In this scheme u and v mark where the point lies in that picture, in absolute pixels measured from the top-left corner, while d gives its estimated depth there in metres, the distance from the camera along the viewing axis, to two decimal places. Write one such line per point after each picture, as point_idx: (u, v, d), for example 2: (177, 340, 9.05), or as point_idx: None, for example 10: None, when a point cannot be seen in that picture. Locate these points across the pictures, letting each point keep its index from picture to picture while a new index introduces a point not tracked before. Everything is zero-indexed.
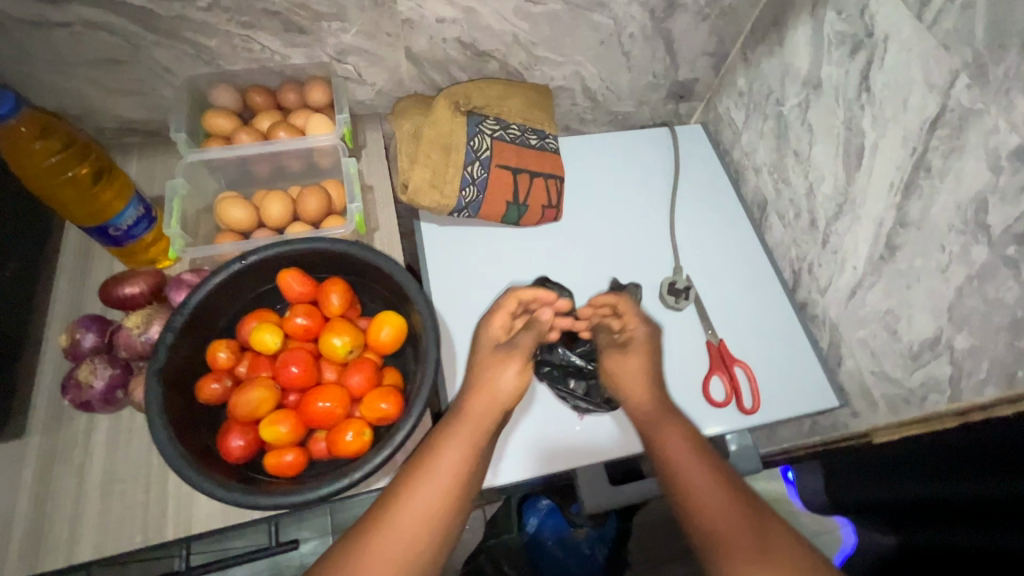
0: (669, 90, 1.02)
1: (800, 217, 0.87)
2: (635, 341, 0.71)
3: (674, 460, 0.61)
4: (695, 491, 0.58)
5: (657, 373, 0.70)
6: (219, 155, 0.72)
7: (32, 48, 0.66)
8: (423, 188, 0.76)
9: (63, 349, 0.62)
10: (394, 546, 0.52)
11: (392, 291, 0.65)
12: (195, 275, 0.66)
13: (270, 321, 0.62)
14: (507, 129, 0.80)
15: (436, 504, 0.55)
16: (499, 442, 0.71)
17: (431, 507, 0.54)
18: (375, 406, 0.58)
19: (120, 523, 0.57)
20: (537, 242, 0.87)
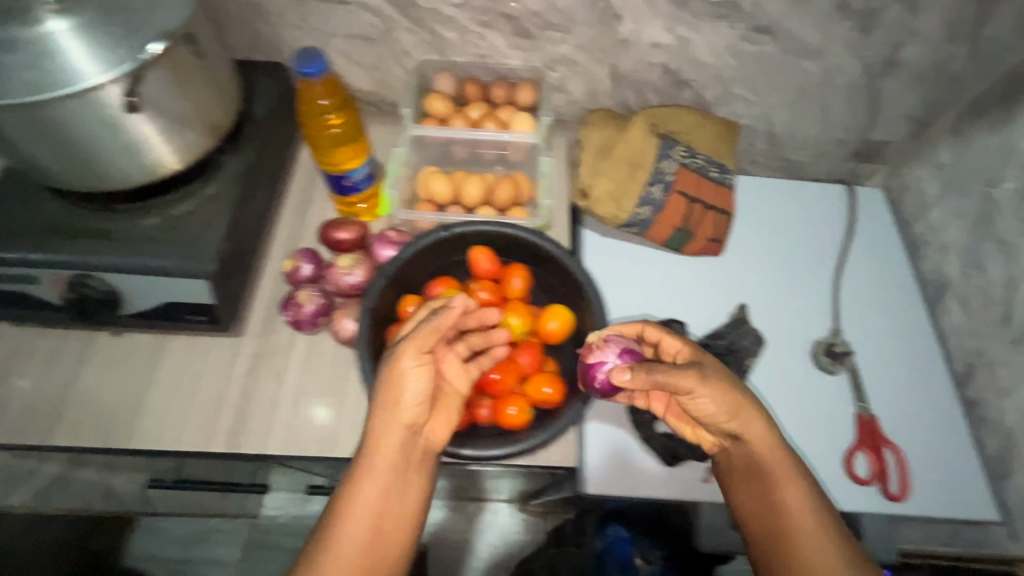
0: (856, 148, 0.98)
1: (990, 308, 0.80)
2: (688, 385, 0.55)
3: (775, 476, 0.57)
4: (795, 539, 0.55)
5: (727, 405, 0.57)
6: (433, 133, 0.80)
7: (309, 16, 0.78)
8: (603, 199, 0.80)
9: (285, 272, 0.72)
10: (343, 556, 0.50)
11: (567, 285, 0.68)
12: (397, 233, 0.74)
13: (455, 288, 0.68)
14: (694, 158, 0.81)
15: (371, 516, 0.52)
16: (591, 451, 0.72)
17: (369, 519, 0.52)
18: (539, 389, 0.61)
19: (303, 429, 0.65)
20: (693, 273, 0.86)
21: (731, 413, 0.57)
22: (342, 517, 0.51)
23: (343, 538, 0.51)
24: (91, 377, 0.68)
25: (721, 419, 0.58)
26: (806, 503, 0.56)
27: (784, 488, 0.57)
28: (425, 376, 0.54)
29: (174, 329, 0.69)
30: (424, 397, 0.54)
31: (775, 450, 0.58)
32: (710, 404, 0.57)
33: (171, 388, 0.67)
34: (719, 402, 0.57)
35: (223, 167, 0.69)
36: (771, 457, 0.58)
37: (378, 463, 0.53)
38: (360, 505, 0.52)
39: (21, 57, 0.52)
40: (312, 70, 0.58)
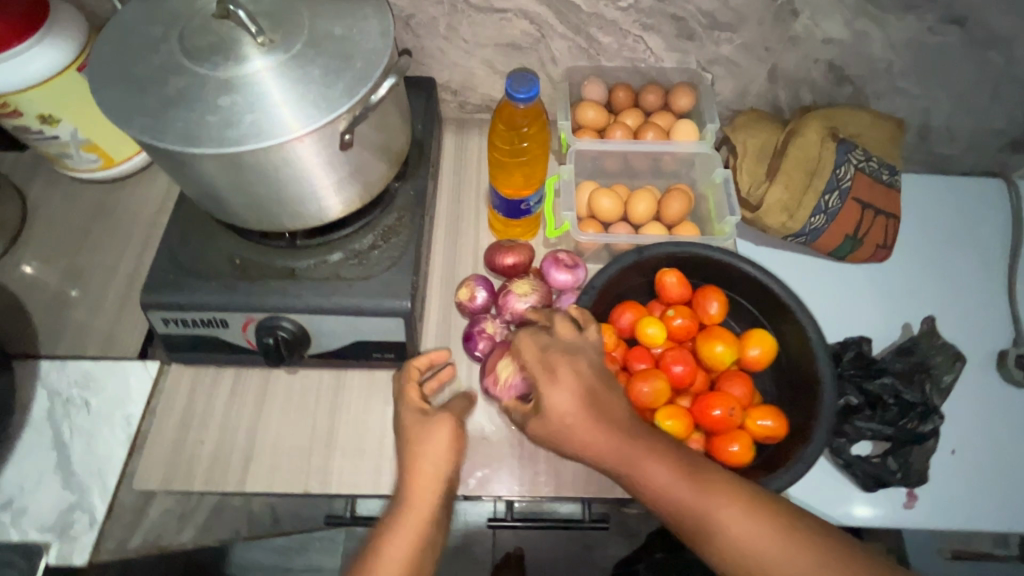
0: (1014, 140, 0.92)
1: None
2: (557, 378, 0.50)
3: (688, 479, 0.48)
4: (727, 529, 0.46)
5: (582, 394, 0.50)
6: (593, 147, 0.75)
7: (460, 27, 0.74)
8: (774, 209, 0.76)
9: (459, 300, 0.69)
10: None
11: (767, 308, 0.64)
12: (568, 255, 0.71)
13: (646, 315, 0.65)
14: (869, 161, 0.77)
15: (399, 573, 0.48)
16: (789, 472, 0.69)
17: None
18: (761, 423, 0.58)
19: (503, 467, 0.62)
20: (862, 282, 0.81)
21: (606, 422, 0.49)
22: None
23: None
24: (277, 419, 0.65)
25: (604, 447, 0.49)
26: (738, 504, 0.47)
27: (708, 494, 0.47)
28: (447, 431, 0.54)
29: (354, 366, 0.67)
30: (451, 450, 0.54)
31: (616, 442, 0.49)
32: (588, 424, 0.49)
33: (357, 427, 0.65)
34: (602, 415, 0.50)
35: (396, 196, 0.66)
36: (619, 462, 0.49)
37: (417, 506, 0.51)
38: (385, 564, 0.49)
39: (244, 97, 0.48)
40: (523, 95, 0.54)
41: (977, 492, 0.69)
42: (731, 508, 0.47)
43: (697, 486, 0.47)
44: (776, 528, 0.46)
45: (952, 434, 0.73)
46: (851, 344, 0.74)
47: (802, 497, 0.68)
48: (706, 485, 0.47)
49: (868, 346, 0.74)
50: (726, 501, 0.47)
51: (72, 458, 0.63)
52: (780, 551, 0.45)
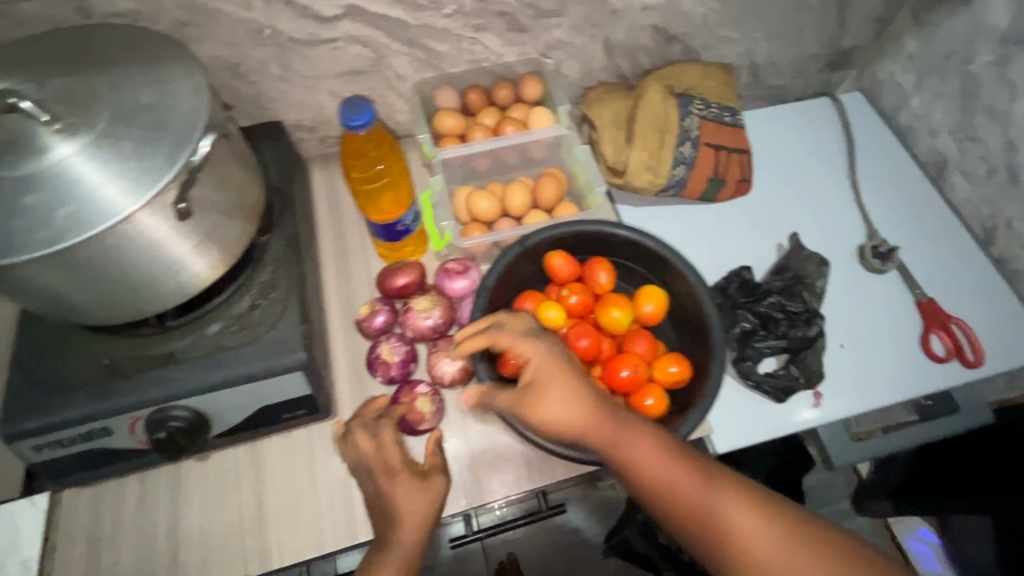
0: (828, 60, 1.03)
1: (995, 173, 0.87)
2: (531, 370, 0.52)
3: (657, 465, 0.48)
4: (716, 527, 0.46)
5: (542, 390, 0.51)
6: (459, 152, 0.77)
7: (294, 65, 0.72)
8: (639, 170, 0.80)
9: (360, 331, 0.68)
10: None
11: (650, 265, 0.68)
12: (458, 263, 0.71)
13: (544, 299, 0.67)
14: (709, 108, 0.83)
15: None
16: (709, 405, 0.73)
17: None
18: (669, 372, 0.61)
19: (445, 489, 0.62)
20: (734, 216, 0.88)
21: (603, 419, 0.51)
22: None
23: None
24: (197, 511, 0.61)
25: (573, 428, 0.51)
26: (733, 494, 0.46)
27: (681, 483, 0.47)
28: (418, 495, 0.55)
29: (266, 434, 0.63)
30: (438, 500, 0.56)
31: (584, 424, 0.50)
32: (559, 418, 0.51)
33: (287, 493, 0.62)
34: (568, 402, 0.51)
35: (267, 250, 0.64)
36: (599, 441, 0.50)
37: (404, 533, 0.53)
38: None
39: (52, 191, 0.45)
40: (358, 121, 0.54)
41: (867, 374, 0.77)
42: (728, 519, 0.45)
43: (686, 474, 0.48)
44: (771, 524, 0.45)
45: (836, 329, 0.81)
46: (733, 275, 0.80)
47: (728, 425, 0.72)
48: (687, 467, 0.48)
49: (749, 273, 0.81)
50: (717, 508, 0.46)
51: None
52: (767, 541, 0.44)
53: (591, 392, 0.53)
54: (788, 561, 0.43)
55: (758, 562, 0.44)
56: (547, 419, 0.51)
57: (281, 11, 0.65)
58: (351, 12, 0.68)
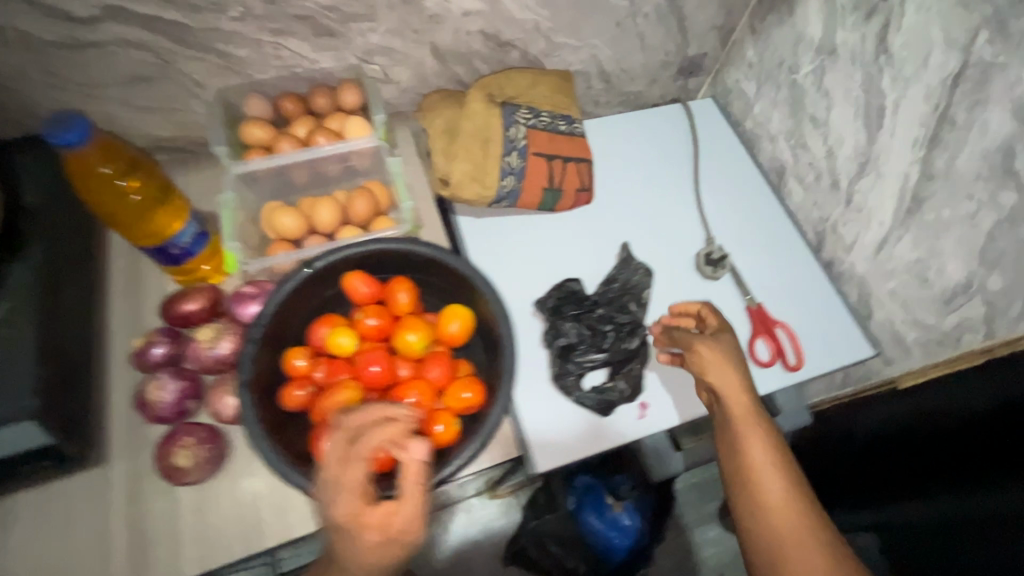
0: (679, 66, 1.04)
1: (821, 179, 0.90)
2: (717, 338, 0.69)
3: (743, 426, 0.64)
4: (747, 450, 0.62)
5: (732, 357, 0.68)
6: (262, 164, 0.71)
7: (62, 71, 0.65)
8: (464, 182, 0.78)
9: (136, 365, 0.62)
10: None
11: (456, 285, 0.66)
12: (253, 286, 0.67)
13: (337, 325, 0.63)
14: (539, 117, 0.82)
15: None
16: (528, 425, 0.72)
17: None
18: (460, 396, 0.59)
19: (219, 535, 0.58)
20: (572, 226, 0.88)
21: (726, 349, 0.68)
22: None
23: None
24: None
25: (739, 400, 0.65)
26: (768, 455, 0.62)
27: (753, 452, 0.62)
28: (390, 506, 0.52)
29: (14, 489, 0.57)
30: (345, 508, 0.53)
31: (731, 390, 0.65)
32: (720, 377, 0.66)
33: (35, 550, 0.56)
34: (718, 364, 0.67)
35: (6, 283, 0.57)
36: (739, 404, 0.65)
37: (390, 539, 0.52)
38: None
39: None
40: (74, 136, 0.51)
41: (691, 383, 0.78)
42: (760, 450, 0.62)
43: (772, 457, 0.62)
44: (796, 507, 0.60)
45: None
46: (552, 290, 0.81)
47: (547, 443, 0.71)
48: (751, 445, 0.63)
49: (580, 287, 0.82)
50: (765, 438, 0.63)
51: None
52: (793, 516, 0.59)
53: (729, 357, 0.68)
54: (790, 527, 0.59)
55: (772, 482, 0.61)
56: (704, 371, 0.68)
57: (22, 13, 0.58)
58: (112, 13, 0.61)
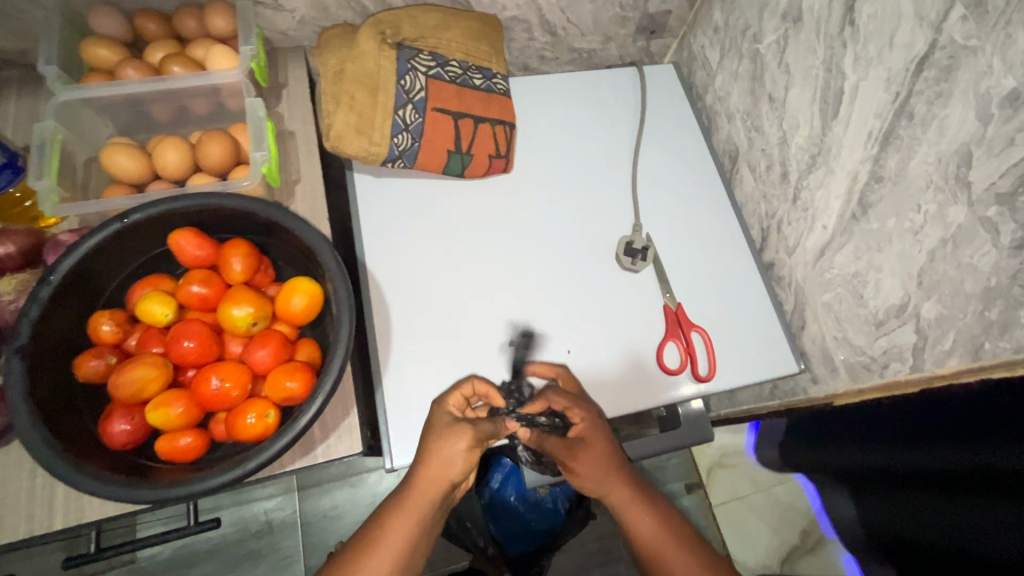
0: (639, 24, 0.90)
1: (772, 169, 0.79)
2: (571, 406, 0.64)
3: (630, 502, 0.59)
4: (629, 514, 0.59)
5: (602, 434, 0.63)
6: (100, 91, 0.61)
7: None
8: (348, 135, 0.67)
9: None
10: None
11: (305, 254, 0.57)
12: (74, 234, 0.58)
13: (160, 290, 0.55)
14: (446, 68, 0.71)
15: (399, 550, 0.53)
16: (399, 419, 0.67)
17: (389, 555, 0.53)
18: (280, 385, 0.51)
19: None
20: (483, 199, 0.79)
21: (589, 415, 0.64)
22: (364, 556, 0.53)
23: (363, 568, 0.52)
24: None
25: (616, 479, 0.60)
26: (661, 527, 0.58)
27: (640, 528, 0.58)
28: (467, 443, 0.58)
29: None
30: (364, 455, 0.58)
31: (602, 464, 0.60)
32: (591, 450, 0.61)
33: None
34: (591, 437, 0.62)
35: None
36: (607, 475, 0.60)
37: (423, 481, 0.56)
38: (390, 537, 0.54)
39: None
40: None
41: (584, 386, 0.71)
42: (631, 508, 0.59)
43: (664, 527, 0.58)
44: (699, 560, 0.56)
45: (560, 332, 0.73)
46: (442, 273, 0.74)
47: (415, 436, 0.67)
48: (644, 513, 0.59)
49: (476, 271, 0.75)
50: (637, 500, 0.59)
51: None
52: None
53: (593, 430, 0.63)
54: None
55: (675, 558, 0.56)
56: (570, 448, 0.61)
57: None
58: None
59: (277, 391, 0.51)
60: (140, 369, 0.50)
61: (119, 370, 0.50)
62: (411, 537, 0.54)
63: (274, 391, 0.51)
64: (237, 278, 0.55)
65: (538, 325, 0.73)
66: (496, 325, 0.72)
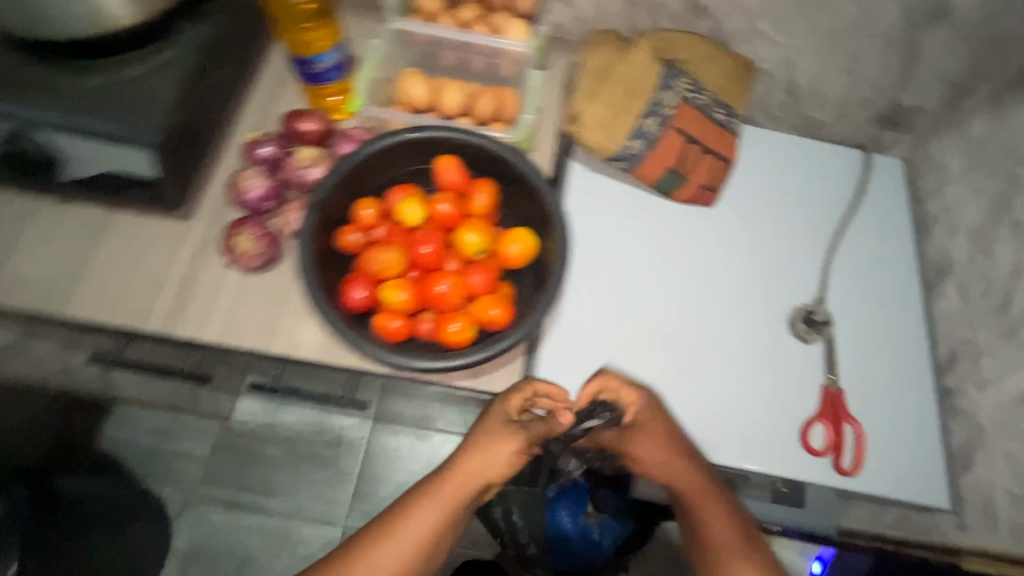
0: (882, 111, 0.89)
1: (989, 296, 0.75)
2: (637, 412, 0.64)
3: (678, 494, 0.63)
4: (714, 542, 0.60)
5: (674, 438, 0.65)
6: (419, 29, 0.73)
7: None
8: (592, 126, 0.74)
9: (246, 148, 0.69)
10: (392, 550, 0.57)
11: (536, 211, 0.63)
12: (362, 133, 0.70)
13: (417, 194, 0.64)
14: (698, 94, 0.76)
15: (418, 535, 0.58)
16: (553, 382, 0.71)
17: (412, 537, 0.58)
18: (486, 309, 0.58)
19: (241, 324, 0.62)
20: (678, 221, 0.82)
21: (656, 416, 0.65)
22: (392, 529, 0.58)
23: (391, 531, 0.58)
24: (32, 244, 0.64)
25: (664, 467, 0.64)
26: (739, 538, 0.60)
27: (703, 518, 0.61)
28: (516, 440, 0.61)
29: (124, 206, 0.66)
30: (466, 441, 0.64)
31: (673, 469, 0.63)
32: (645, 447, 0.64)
33: (107, 264, 0.64)
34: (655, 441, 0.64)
35: (180, 35, 0.63)
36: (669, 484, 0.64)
37: (458, 469, 0.61)
38: (413, 520, 0.58)
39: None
40: None
41: (718, 425, 0.72)
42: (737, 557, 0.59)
43: (741, 541, 0.60)
44: None
45: (706, 370, 0.74)
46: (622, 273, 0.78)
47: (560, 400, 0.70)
48: (736, 535, 0.60)
49: (652, 283, 0.78)
50: (714, 500, 0.62)
51: None
52: None
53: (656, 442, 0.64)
54: None
55: (721, 529, 0.60)
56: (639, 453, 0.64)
57: None
58: None
59: (481, 314, 0.58)
60: (385, 253, 0.60)
61: (368, 251, 0.60)
62: (430, 529, 0.58)
63: (479, 312, 0.58)
64: (474, 210, 0.63)
65: (690, 356, 0.75)
66: (650, 340, 0.75)
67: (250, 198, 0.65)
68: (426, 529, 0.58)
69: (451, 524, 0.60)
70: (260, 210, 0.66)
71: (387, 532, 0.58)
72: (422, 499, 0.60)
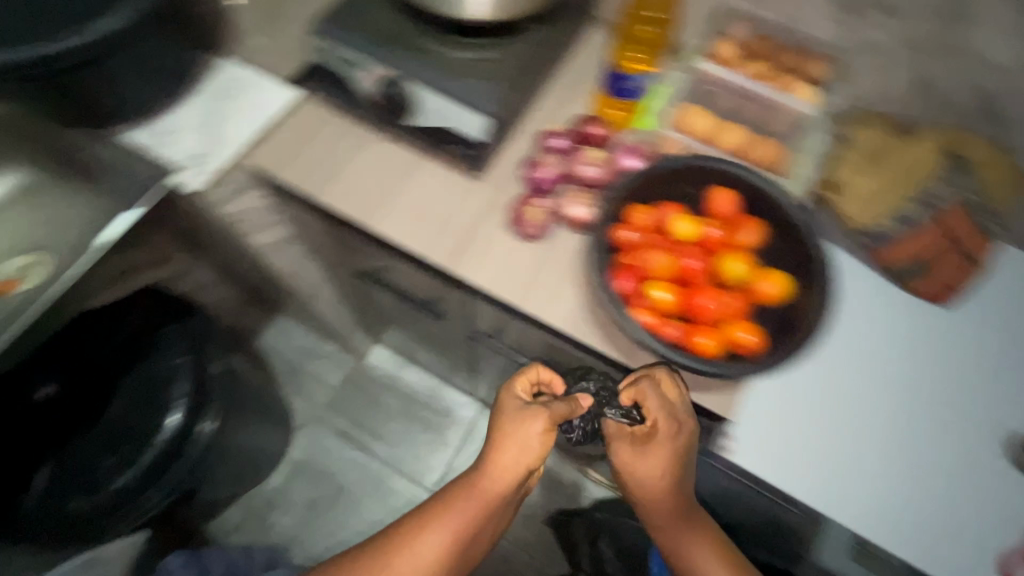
0: None
1: None
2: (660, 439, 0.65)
3: (658, 513, 0.69)
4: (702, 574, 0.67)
5: (679, 471, 0.67)
6: (716, 72, 0.81)
7: None
8: (854, 197, 0.77)
9: (539, 135, 0.79)
10: (422, 552, 0.63)
11: (797, 261, 0.66)
12: (642, 148, 0.77)
13: (686, 213, 0.70)
14: (971, 197, 0.77)
15: (445, 541, 0.64)
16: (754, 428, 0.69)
17: (439, 543, 0.63)
18: (740, 331, 0.63)
19: (512, 278, 0.71)
20: (911, 310, 0.78)
21: (680, 454, 0.66)
22: (422, 530, 0.64)
23: (424, 529, 0.64)
24: (357, 164, 0.78)
25: (658, 489, 0.67)
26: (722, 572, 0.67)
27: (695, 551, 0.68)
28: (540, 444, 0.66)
29: (432, 157, 0.78)
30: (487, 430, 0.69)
31: (668, 494, 0.67)
32: (647, 475, 0.67)
33: (410, 197, 0.76)
34: (653, 464, 0.66)
35: (527, 33, 0.80)
36: (660, 501, 0.68)
37: (491, 470, 0.65)
38: (441, 527, 0.64)
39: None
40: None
41: (915, 523, 0.68)
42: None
43: (728, 570, 0.67)
44: None
45: (907, 467, 0.70)
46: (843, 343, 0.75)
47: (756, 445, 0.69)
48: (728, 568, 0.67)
49: (872, 364, 0.74)
50: (697, 530, 0.69)
51: (213, 125, 0.80)
52: None
53: (657, 456, 0.66)
54: None
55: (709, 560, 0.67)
56: (637, 470, 0.67)
57: None
58: None
59: (734, 335, 0.63)
60: (658, 256, 0.67)
61: (638, 249, 0.67)
62: (456, 534, 0.64)
63: (732, 333, 0.63)
64: (739, 242, 0.68)
65: (896, 447, 0.71)
66: (857, 418, 0.71)
67: (539, 176, 0.74)
68: (453, 533, 0.64)
69: (474, 527, 0.65)
70: (539, 188, 0.74)
71: (419, 532, 0.64)
72: (450, 505, 0.65)
